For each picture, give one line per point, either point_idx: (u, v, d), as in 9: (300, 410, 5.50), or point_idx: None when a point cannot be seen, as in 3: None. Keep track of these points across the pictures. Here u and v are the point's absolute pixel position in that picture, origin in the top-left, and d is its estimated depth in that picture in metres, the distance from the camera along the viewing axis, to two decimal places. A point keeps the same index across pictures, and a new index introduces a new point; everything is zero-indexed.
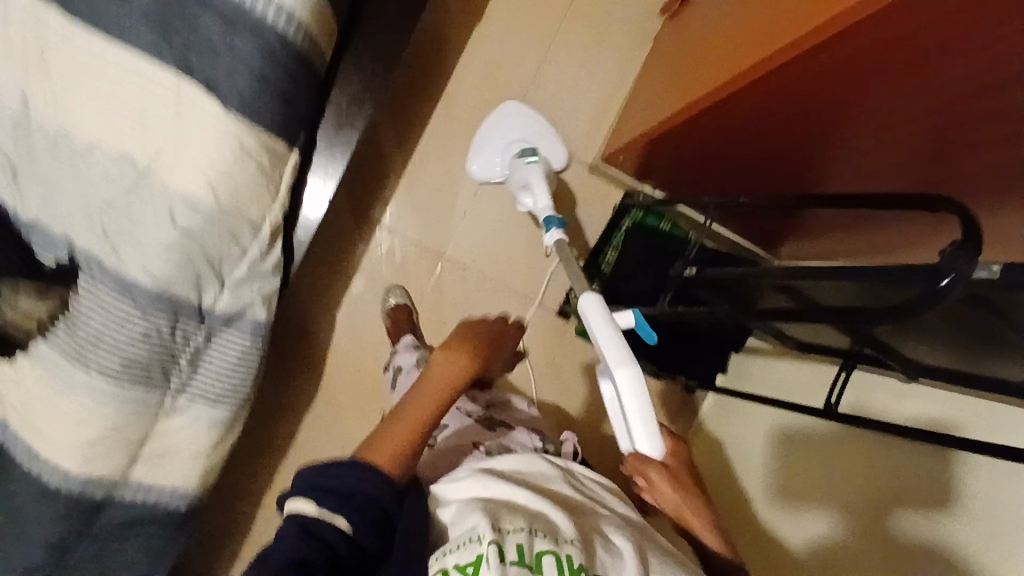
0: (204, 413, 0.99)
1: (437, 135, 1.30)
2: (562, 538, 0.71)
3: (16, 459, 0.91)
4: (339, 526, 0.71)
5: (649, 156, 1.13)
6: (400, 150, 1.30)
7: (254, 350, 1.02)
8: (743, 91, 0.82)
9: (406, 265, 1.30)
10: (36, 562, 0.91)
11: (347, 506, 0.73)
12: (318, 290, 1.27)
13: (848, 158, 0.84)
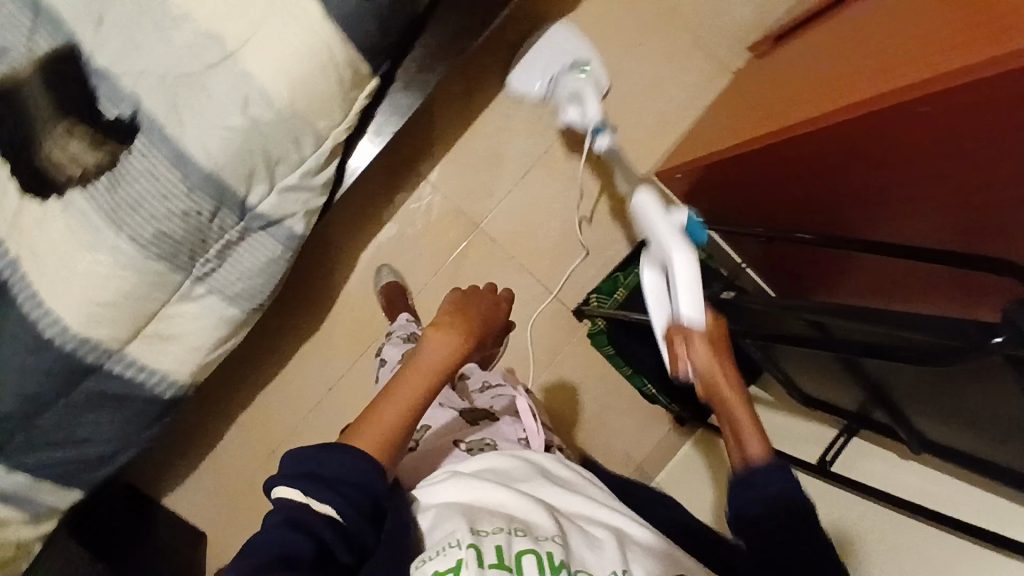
0: (217, 308, 0.97)
1: (505, 104, 1.24)
2: (548, 538, 0.63)
3: (18, 301, 0.87)
4: (327, 515, 0.60)
5: (704, 177, 1.12)
6: (464, 107, 1.23)
7: (282, 260, 1.00)
8: (819, 130, 0.82)
9: (438, 224, 1.26)
10: (9, 408, 0.88)
11: (336, 492, 0.61)
12: (346, 224, 1.23)
13: (885, 219, 0.83)
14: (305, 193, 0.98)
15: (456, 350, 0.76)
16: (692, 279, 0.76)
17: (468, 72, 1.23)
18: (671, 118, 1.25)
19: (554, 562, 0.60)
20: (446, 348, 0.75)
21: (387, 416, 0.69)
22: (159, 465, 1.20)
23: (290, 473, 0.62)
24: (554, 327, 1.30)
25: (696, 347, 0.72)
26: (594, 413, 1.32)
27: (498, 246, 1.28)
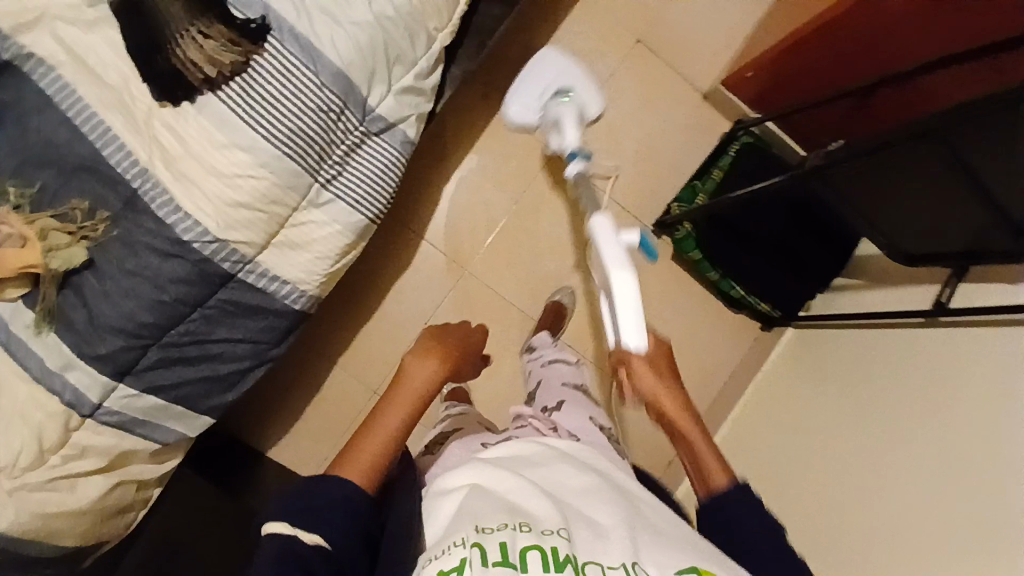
0: (341, 213, 0.97)
1: (570, 34, 1.27)
2: (560, 528, 0.53)
3: (153, 207, 0.86)
4: (317, 545, 0.56)
5: (765, 71, 1.18)
6: (529, 39, 1.26)
7: (396, 167, 1.01)
8: None
9: (517, 155, 1.26)
10: (147, 320, 0.86)
11: (319, 519, 0.58)
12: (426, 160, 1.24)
13: (961, 28, 0.88)
14: (416, 98, 1.00)
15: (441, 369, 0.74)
16: (632, 295, 0.78)
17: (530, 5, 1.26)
18: (726, 34, 1.31)
19: (562, 553, 0.51)
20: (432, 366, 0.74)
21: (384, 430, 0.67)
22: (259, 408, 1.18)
23: (279, 514, 0.58)
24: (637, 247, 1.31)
25: (640, 374, 0.75)
26: (682, 330, 1.34)
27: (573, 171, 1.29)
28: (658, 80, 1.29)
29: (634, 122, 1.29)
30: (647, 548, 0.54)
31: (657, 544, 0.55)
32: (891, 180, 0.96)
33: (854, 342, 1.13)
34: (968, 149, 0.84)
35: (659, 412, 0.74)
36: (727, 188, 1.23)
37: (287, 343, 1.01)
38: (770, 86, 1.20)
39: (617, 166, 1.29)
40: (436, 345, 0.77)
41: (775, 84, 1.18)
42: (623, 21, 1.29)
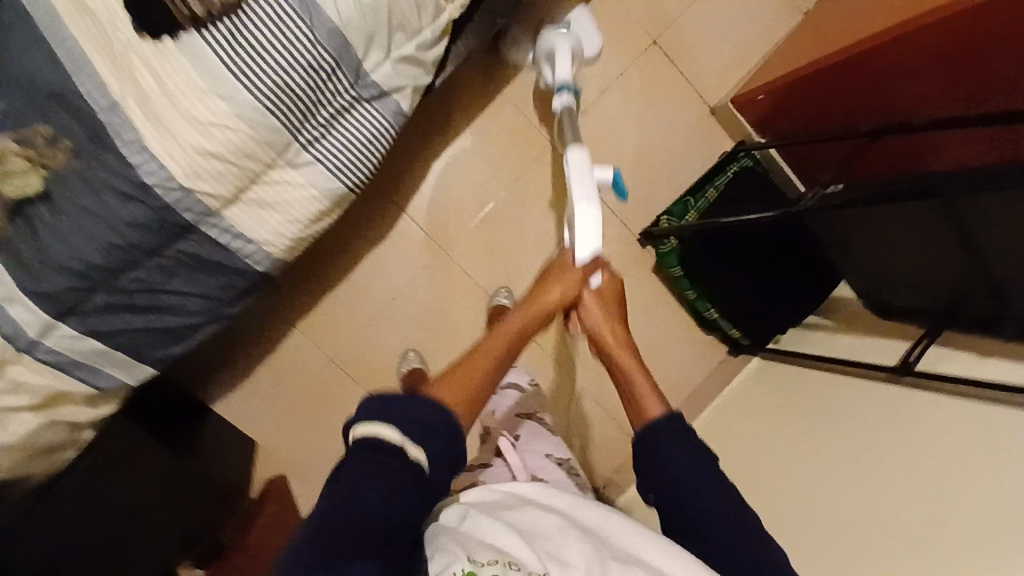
0: (319, 178, 0.93)
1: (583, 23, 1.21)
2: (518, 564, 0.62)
3: (117, 145, 0.80)
4: (417, 456, 0.62)
5: (778, 95, 1.14)
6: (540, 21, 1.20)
7: (384, 137, 0.97)
8: (926, 26, 0.86)
9: (510, 141, 1.22)
10: (97, 262, 0.82)
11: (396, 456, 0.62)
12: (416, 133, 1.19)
13: (974, 94, 0.86)
14: (413, 68, 0.95)
15: (545, 308, 0.85)
16: (591, 228, 0.85)
17: None
18: (742, 49, 1.27)
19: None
20: (557, 291, 0.85)
21: (480, 357, 0.76)
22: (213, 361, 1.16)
23: (370, 416, 0.63)
24: (620, 253, 1.28)
25: (585, 305, 0.86)
26: (651, 343, 1.32)
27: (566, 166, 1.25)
28: (668, 86, 1.25)
29: (637, 126, 1.25)
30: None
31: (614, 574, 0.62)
32: (883, 231, 0.95)
33: (817, 385, 1.13)
34: (966, 218, 0.83)
35: (602, 345, 0.86)
36: (720, 208, 1.20)
37: (247, 302, 0.98)
38: (778, 111, 1.17)
39: (612, 169, 1.25)
40: (571, 273, 0.87)
41: (785, 110, 1.16)
42: (642, 19, 1.23)
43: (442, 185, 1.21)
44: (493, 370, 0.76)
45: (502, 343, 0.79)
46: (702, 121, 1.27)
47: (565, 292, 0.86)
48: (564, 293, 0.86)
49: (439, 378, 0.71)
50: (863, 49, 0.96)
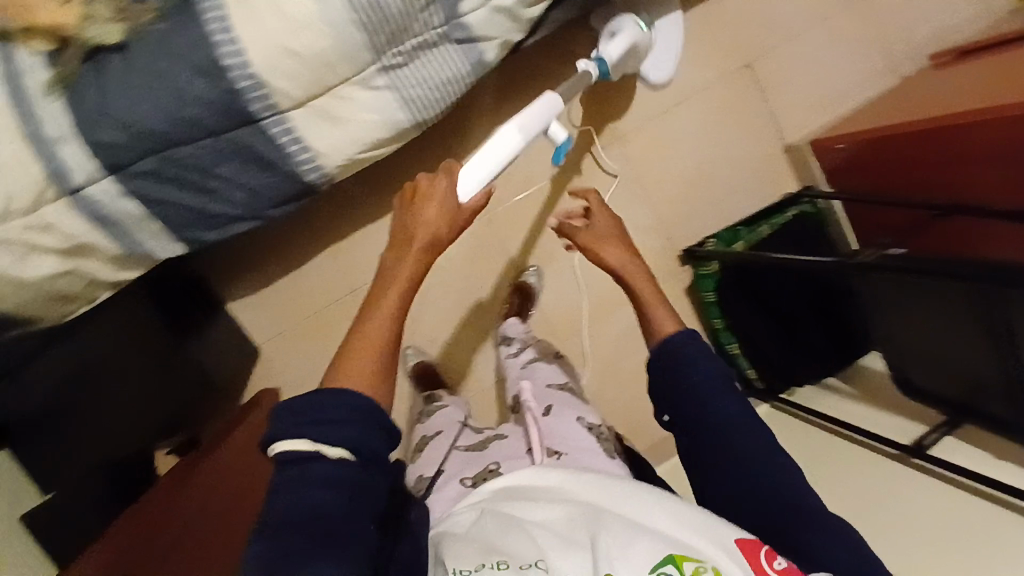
0: (388, 105, 0.93)
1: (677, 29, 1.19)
2: (538, 562, 0.55)
3: (203, 17, 0.81)
4: (342, 456, 0.55)
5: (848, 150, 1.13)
6: None
7: (461, 84, 0.96)
8: (1015, 114, 0.84)
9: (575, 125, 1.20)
10: (157, 127, 0.83)
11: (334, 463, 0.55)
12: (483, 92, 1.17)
13: None
14: (509, 26, 0.94)
15: (416, 256, 0.69)
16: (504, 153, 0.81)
17: None
18: (829, 95, 1.24)
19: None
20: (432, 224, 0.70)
21: (370, 334, 0.64)
22: (235, 262, 1.18)
23: (287, 430, 0.55)
24: (655, 266, 1.26)
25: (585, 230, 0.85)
26: None
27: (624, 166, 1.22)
28: (746, 112, 1.22)
29: (704, 146, 1.22)
30: (620, 561, 0.53)
31: (634, 542, 0.55)
32: (929, 303, 0.93)
33: (824, 444, 1.11)
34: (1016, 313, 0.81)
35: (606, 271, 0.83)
36: (767, 245, 1.17)
37: (289, 209, 0.99)
38: (843, 165, 1.15)
39: (668, 181, 1.23)
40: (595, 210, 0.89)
41: (861, 170, 1.12)
42: (739, 38, 1.20)
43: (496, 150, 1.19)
44: (399, 301, 0.67)
45: (387, 309, 0.66)
46: (770, 157, 1.24)
47: (431, 239, 0.70)
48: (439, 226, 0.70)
49: (333, 371, 0.62)
50: (941, 124, 0.94)
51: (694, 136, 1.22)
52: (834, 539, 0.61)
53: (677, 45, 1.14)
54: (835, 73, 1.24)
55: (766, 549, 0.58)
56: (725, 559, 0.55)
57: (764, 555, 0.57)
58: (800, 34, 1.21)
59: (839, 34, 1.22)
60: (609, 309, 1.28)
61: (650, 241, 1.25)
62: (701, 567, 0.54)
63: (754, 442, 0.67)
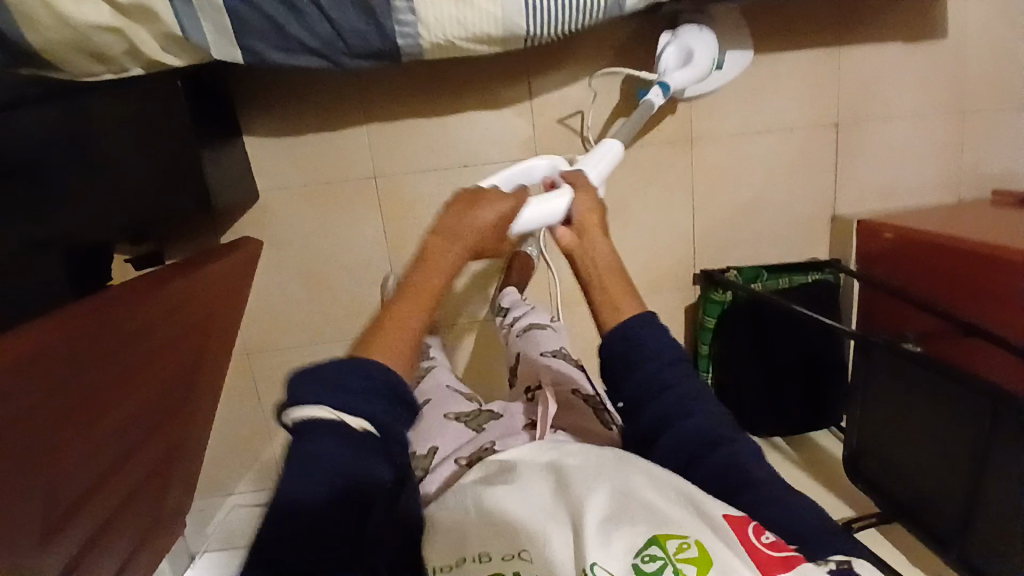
0: (512, 5, 0.85)
1: (789, 66, 1.17)
2: (523, 550, 0.51)
3: None
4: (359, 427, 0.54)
5: (897, 244, 1.13)
6: (756, 35, 1.15)
7: (589, 19, 0.89)
8: None
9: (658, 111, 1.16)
10: None
11: (368, 402, 0.56)
12: (584, 40, 1.12)
13: None
14: None
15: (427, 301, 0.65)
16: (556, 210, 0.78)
17: (785, 9, 1.14)
18: (892, 184, 1.27)
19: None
20: (457, 250, 0.68)
21: (414, 309, 0.64)
22: (274, 99, 1.10)
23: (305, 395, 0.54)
24: (670, 273, 1.26)
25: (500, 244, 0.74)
26: None
27: (685, 169, 1.20)
28: (816, 166, 1.23)
29: (764, 183, 1.22)
30: (602, 544, 0.48)
31: (616, 529, 0.50)
32: (916, 409, 0.97)
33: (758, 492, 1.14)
34: (997, 440, 0.84)
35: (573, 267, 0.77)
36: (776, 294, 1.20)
37: (363, 65, 0.90)
38: (886, 255, 1.16)
39: (718, 201, 1.23)
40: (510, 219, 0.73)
41: (895, 267, 1.14)
42: (843, 97, 1.20)
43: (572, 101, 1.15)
44: (402, 347, 0.61)
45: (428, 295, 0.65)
46: (816, 219, 1.25)
47: (463, 255, 0.69)
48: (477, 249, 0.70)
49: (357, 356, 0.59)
50: (995, 254, 0.95)
51: (761, 170, 1.22)
52: (790, 511, 0.57)
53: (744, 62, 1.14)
54: (903, 169, 1.26)
55: (750, 523, 0.52)
56: (709, 534, 0.50)
57: (748, 527, 0.52)
58: (889, 120, 1.23)
59: (922, 136, 1.25)
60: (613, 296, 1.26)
61: (676, 249, 1.24)
62: (685, 543, 0.49)
63: (700, 425, 0.64)
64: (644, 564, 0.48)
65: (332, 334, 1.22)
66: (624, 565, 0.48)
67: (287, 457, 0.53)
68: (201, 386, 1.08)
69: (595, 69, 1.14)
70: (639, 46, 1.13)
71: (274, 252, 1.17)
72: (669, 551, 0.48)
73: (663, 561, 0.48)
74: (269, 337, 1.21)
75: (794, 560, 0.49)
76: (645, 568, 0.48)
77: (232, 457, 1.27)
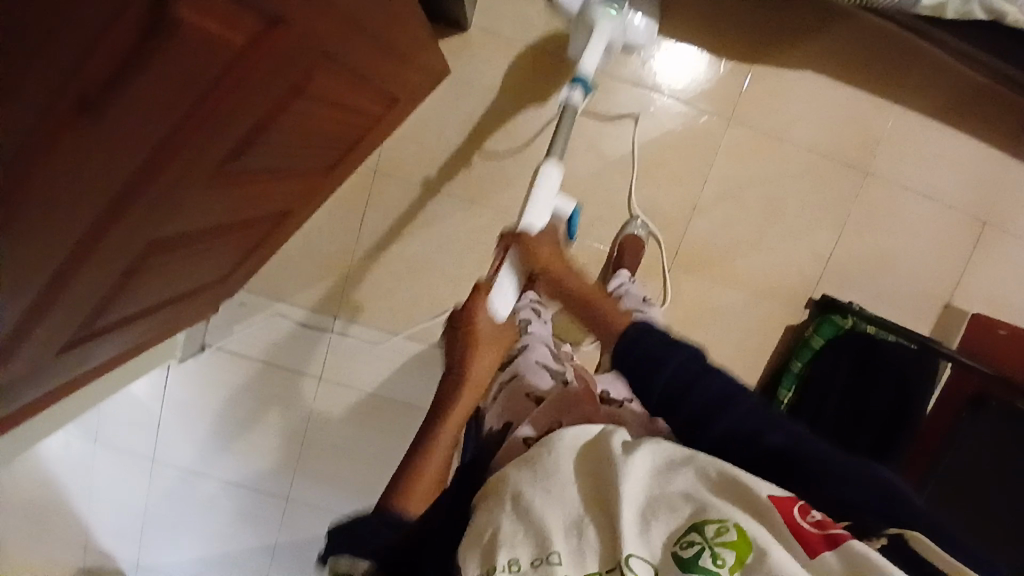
0: None
1: (967, 146, 1.24)
2: (552, 553, 0.42)
3: None
4: None
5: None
6: (956, 107, 1.22)
7: None
8: None
9: (849, 130, 1.20)
10: None
11: (377, 531, 0.52)
12: (818, 35, 1.16)
13: None
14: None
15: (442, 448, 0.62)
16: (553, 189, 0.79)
17: (988, 98, 1.22)
18: (1009, 301, 1.30)
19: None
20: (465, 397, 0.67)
21: (432, 453, 0.61)
22: None
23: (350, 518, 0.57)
24: (790, 286, 1.26)
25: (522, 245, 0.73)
26: (722, 359, 1.28)
27: (848, 194, 1.22)
28: (954, 251, 1.27)
29: (905, 241, 1.26)
30: (638, 536, 0.43)
31: (651, 519, 0.44)
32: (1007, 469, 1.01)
33: None
34: None
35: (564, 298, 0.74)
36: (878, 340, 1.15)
37: None
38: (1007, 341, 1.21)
39: (861, 238, 1.25)
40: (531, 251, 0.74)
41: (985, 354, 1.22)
42: (999, 198, 1.27)
43: (782, 84, 1.17)
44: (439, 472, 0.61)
45: (458, 416, 0.66)
46: (932, 299, 1.29)
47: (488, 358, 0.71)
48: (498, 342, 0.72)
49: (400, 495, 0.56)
50: None
51: (907, 227, 1.25)
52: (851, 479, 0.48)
53: None
54: None
55: (797, 504, 0.45)
56: (755, 522, 0.43)
57: (792, 506, 0.45)
58: None
59: None
60: (732, 282, 1.25)
61: (806, 265, 1.25)
62: (724, 527, 0.42)
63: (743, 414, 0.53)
64: (684, 550, 0.42)
65: (461, 190, 1.17)
66: (666, 553, 0.42)
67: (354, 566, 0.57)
68: (359, 146, 1.00)
69: (814, 66, 1.17)
70: (861, 66, 1.18)
71: (451, 86, 1.14)
72: (707, 535, 0.42)
73: (701, 546, 0.41)
74: (402, 164, 1.15)
75: (840, 537, 0.42)
76: (685, 554, 0.41)
77: (302, 264, 1.17)
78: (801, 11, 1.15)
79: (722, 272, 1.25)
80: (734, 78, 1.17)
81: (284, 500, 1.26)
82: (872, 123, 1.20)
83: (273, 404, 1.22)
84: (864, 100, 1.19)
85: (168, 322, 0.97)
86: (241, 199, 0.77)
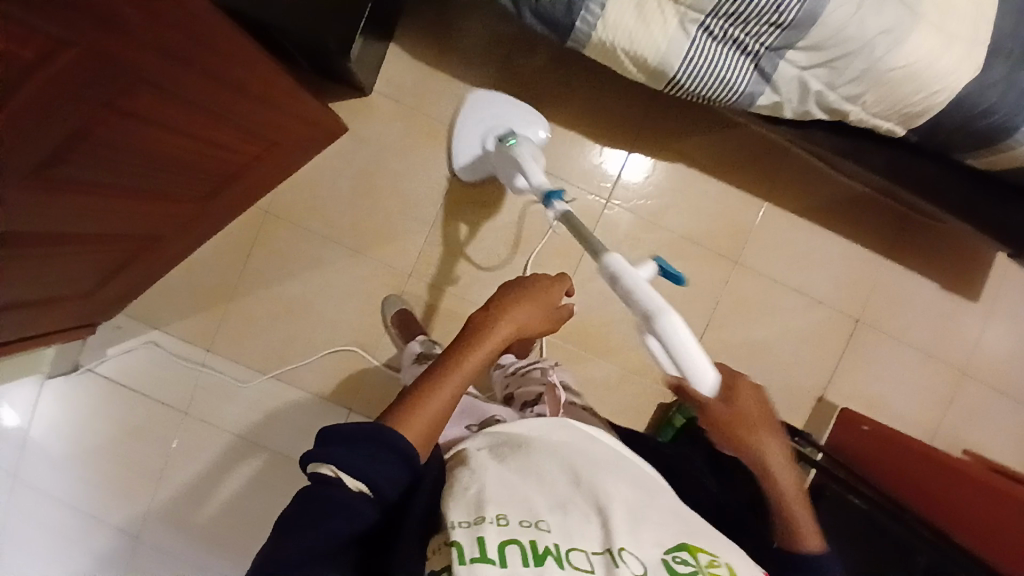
0: (676, 49, 1.00)
1: (836, 247, 1.30)
2: (541, 522, 0.54)
3: None
4: (357, 489, 0.58)
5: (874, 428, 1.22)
6: (824, 210, 1.29)
7: (725, 95, 1.05)
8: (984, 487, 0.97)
9: (721, 221, 1.27)
10: None
11: (373, 462, 0.59)
12: (690, 132, 1.25)
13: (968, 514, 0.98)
14: (796, 98, 1.04)
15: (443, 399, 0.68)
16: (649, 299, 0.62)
17: (855, 205, 1.30)
18: (881, 400, 1.33)
19: (541, 545, 0.52)
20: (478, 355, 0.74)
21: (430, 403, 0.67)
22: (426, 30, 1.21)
23: (321, 450, 0.59)
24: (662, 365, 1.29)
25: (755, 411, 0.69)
26: None
27: (719, 280, 1.28)
28: (825, 347, 1.31)
29: (775, 332, 1.30)
30: (628, 534, 0.53)
31: (640, 527, 0.55)
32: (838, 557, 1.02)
33: None
34: None
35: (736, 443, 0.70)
36: None
37: (534, 27, 1.02)
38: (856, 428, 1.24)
39: (732, 325, 1.29)
40: (541, 294, 0.83)
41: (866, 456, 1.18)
42: (870, 300, 1.32)
43: (657, 173, 1.26)
44: (440, 412, 0.67)
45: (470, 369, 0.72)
46: (804, 392, 1.31)
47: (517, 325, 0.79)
48: (533, 319, 0.81)
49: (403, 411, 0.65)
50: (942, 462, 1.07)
51: (777, 319, 1.30)
52: None
53: (468, 114, 1.19)
54: (895, 392, 1.33)
55: None
56: (735, 560, 0.56)
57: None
58: (898, 342, 1.33)
59: (921, 372, 1.34)
60: (606, 355, 1.28)
61: None
62: (716, 562, 0.54)
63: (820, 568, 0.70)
64: (676, 564, 0.52)
65: (349, 240, 1.24)
66: (657, 561, 0.52)
67: (301, 519, 0.57)
68: (237, 183, 1.08)
69: (686, 160, 1.26)
70: (731, 163, 1.27)
71: (348, 143, 1.22)
72: (699, 562, 0.53)
73: (694, 566, 0.52)
74: (292, 211, 1.22)
75: None
76: (677, 565, 0.52)
77: (184, 295, 1.22)
78: (675, 108, 1.25)
79: (598, 343, 1.28)
80: (612, 162, 1.25)
81: (134, 538, 1.22)
82: (742, 216, 1.28)
83: (138, 434, 1.22)
84: (735, 195, 1.27)
85: (23, 330, 0.99)
86: (86, 211, 0.82)
